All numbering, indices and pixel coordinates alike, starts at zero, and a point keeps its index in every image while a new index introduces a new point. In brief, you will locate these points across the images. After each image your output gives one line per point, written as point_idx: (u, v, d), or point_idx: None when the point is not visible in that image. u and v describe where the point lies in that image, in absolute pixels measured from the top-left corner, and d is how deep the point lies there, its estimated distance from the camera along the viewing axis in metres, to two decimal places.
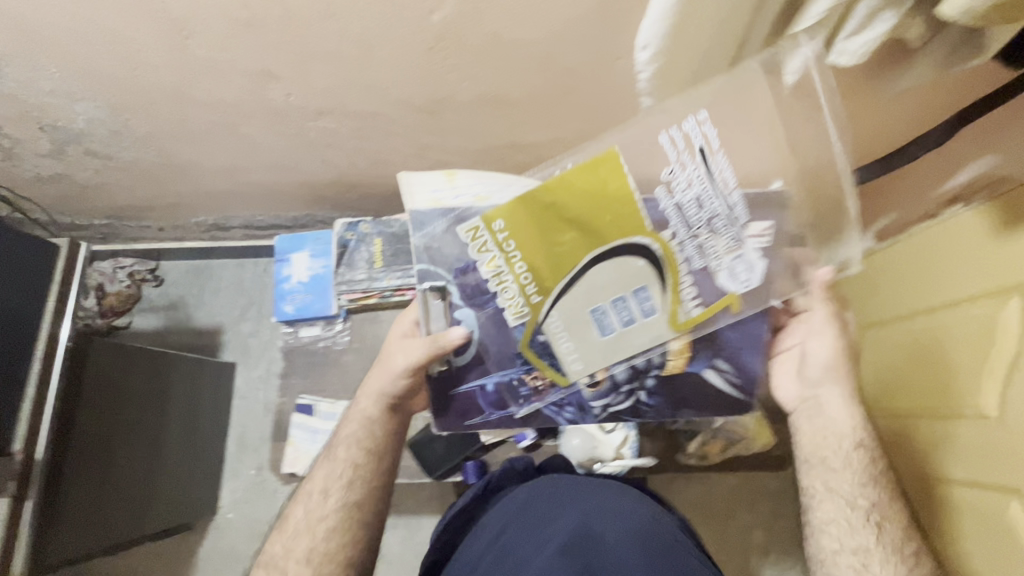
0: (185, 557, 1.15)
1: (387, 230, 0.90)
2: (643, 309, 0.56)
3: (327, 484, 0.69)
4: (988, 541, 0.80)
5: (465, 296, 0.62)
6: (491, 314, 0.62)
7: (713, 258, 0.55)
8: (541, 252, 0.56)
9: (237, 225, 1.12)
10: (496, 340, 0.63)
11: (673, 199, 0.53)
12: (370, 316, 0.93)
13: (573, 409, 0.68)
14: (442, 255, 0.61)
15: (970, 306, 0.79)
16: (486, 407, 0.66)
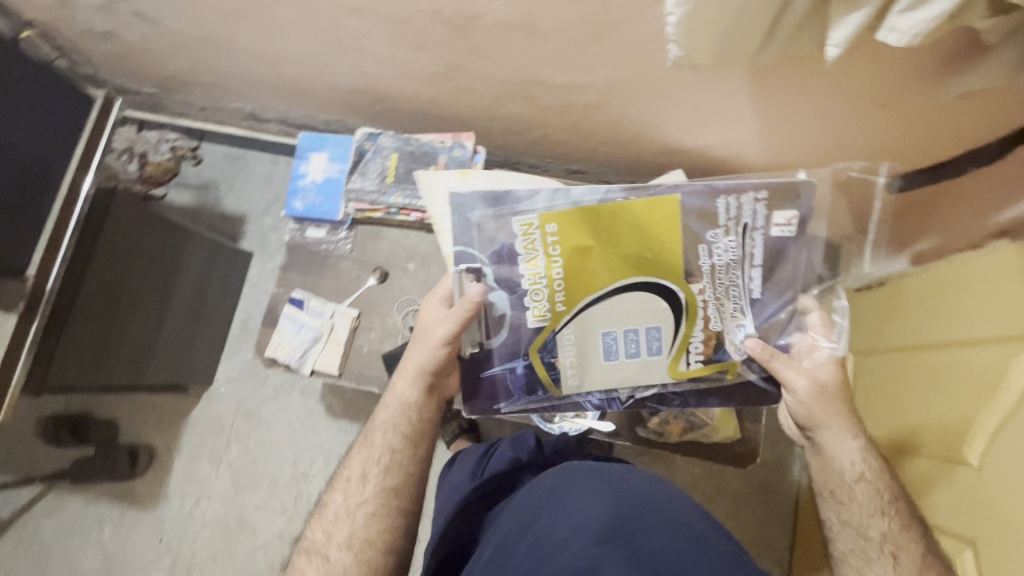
0: (177, 417, 1.25)
1: (405, 147, 0.90)
2: (649, 348, 0.71)
3: (363, 469, 0.71)
4: None
5: (499, 282, 0.69)
6: (517, 314, 0.70)
7: (723, 318, 0.70)
8: (578, 267, 0.67)
9: (273, 118, 1.13)
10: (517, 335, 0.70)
11: (710, 260, 0.68)
12: (373, 231, 0.95)
13: (600, 397, 0.74)
14: (488, 237, 0.68)
15: (985, 348, 0.73)
16: (515, 390, 0.74)
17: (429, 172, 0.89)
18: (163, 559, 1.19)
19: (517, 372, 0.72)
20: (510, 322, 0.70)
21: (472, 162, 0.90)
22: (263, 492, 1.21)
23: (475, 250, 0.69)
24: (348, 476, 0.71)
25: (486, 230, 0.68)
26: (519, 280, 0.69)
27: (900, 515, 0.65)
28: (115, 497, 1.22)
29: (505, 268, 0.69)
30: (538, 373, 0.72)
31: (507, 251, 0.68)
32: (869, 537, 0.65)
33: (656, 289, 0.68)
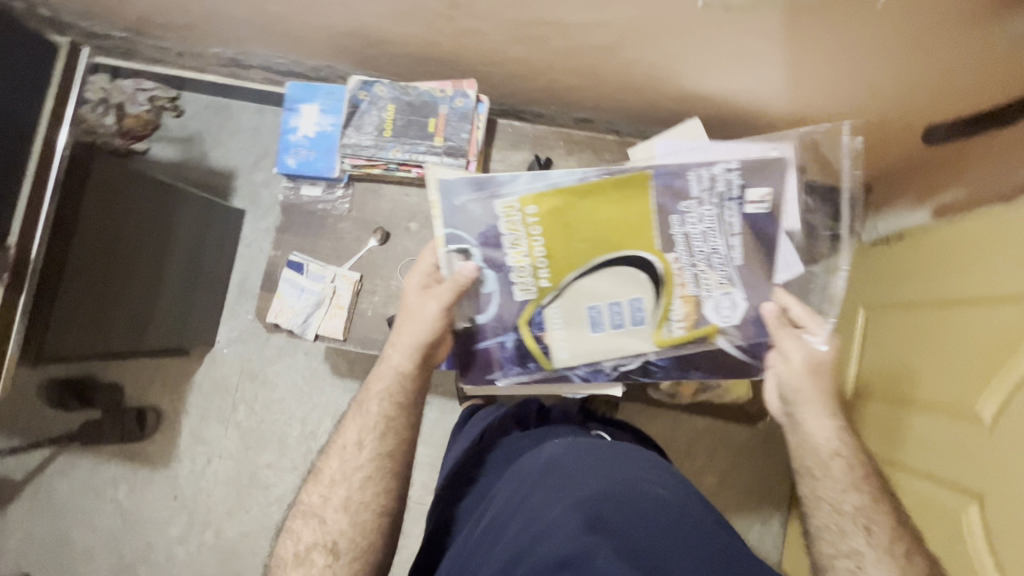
0: (182, 380, 1.25)
1: (403, 97, 0.84)
2: (634, 319, 0.73)
3: (359, 437, 0.68)
4: (942, 545, 0.76)
5: (488, 262, 0.71)
6: (505, 289, 0.73)
7: (705, 289, 0.71)
8: (560, 245, 0.70)
9: (257, 65, 1.05)
10: (508, 310, 0.74)
11: (684, 229, 0.69)
12: (372, 189, 0.91)
13: (586, 367, 0.77)
14: (473, 219, 0.69)
15: (1002, 310, 0.72)
16: (505, 361, 0.77)
17: (429, 124, 0.83)
18: (180, 515, 1.22)
19: (507, 347, 0.76)
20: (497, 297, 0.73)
21: (475, 112, 0.84)
22: (273, 451, 1.23)
23: (463, 233, 0.70)
24: (343, 445, 0.69)
25: (471, 214, 0.69)
26: (504, 260, 0.71)
27: (872, 488, 0.63)
28: (126, 457, 1.24)
29: (492, 251, 0.71)
30: (528, 346, 0.75)
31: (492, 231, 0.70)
32: (843, 511, 0.62)
33: (637, 262, 0.70)
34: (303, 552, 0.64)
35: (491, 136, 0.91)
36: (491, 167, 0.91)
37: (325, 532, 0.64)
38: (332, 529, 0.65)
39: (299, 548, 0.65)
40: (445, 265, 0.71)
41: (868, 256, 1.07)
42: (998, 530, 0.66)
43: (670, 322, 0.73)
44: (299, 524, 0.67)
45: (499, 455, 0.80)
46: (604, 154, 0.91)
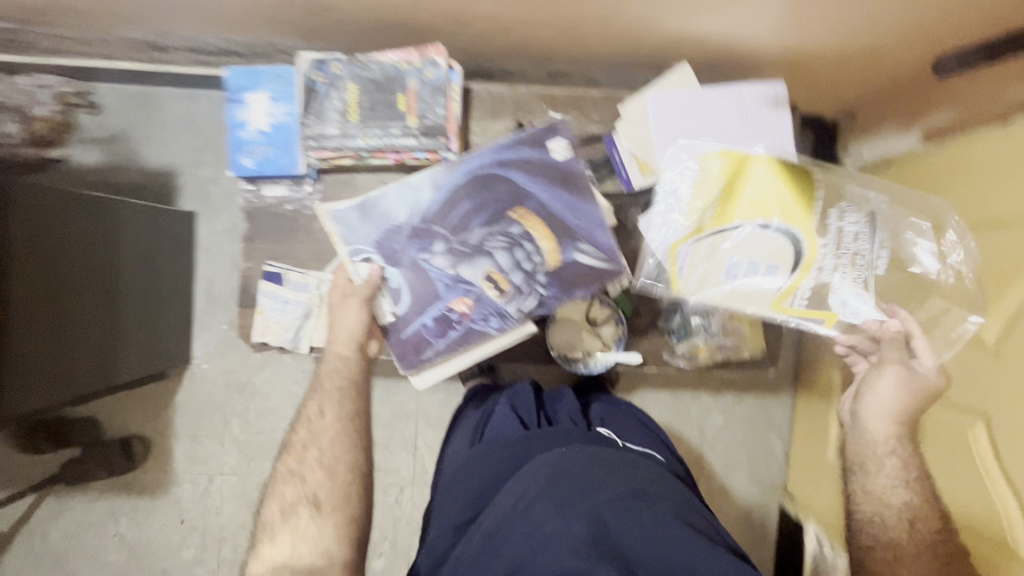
0: (164, 403, 1.17)
1: (364, 74, 0.74)
2: (511, 258, 0.77)
3: (320, 411, 0.76)
4: (949, 464, 0.79)
5: (385, 258, 0.77)
6: (411, 269, 0.77)
7: (839, 277, 0.73)
8: (741, 199, 0.73)
9: (179, 45, 0.91)
10: (416, 288, 0.77)
11: (836, 224, 0.73)
12: (344, 180, 0.82)
13: (496, 317, 0.77)
14: (364, 231, 0.76)
15: (1003, 233, 0.73)
16: (434, 338, 0.78)
17: (399, 102, 0.75)
18: (192, 537, 1.18)
19: (428, 323, 0.78)
20: (400, 285, 0.77)
21: (448, 82, 0.76)
22: (277, 460, 1.18)
23: (360, 244, 0.76)
24: (310, 421, 0.75)
25: (359, 230, 0.76)
26: (388, 247, 0.77)
27: (919, 487, 0.74)
28: (120, 490, 1.17)
29: (385, 248, 0.77)
30: (444, 316, 0.77)
31: (391, 234, 0.77)
32: (889, 505, 0.74)
33: (788, 235, 0.72)
34: (288, 508, 0.71)
35: (467, 106, 0.83)
36: (471, 140, 0.83)
37: (305, 490, 0.72)
38: (309, 485, 0.72)
39: (284, 505, 0.72)
40: (354, 275, 0.77)
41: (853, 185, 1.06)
42: (1006, 443, 0.70)
43: (533, 254, 0.77)
44: (284, 486, 0.73)
45: (499, 447, 0.74)
46: (592, 113, 0.84)
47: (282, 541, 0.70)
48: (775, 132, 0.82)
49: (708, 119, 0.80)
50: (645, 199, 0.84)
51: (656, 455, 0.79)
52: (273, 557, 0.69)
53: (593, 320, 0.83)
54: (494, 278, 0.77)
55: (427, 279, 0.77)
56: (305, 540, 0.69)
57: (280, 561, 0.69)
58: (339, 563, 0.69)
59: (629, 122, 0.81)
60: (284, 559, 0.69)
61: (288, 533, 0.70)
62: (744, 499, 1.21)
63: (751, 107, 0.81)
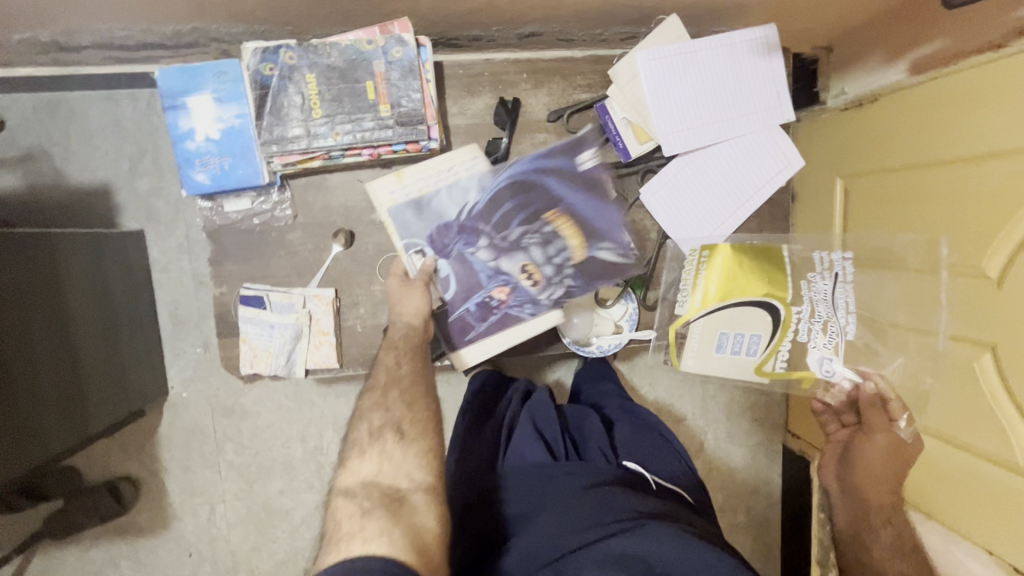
0: (145, 438, 1.09)
1: (322, 61, 0.65)
2: (544, 252, 0.72)
3: (397, 360, 0.68)
4: (952, 400, 0.82)
5: (438, 250, 0.72)
6: (460, 257, 0.72)
7: (811, 339, 0.73)
8: (723, 279, 0.73)
9: (86, 41, 0.78)
10: (465, 275, 0.72)
11: (810, 290, 0.72)
12: (314, 183, 0.74)
13: (530, 308, 0.73)
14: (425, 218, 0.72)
15: (1008, 164, 0.72)
16: (478, 324, 0.73)
17: (368, 90, 0.66)
18: (202, 568, 1.13)
19: (473, 309, 0.73)
20: (451, 274, 0.72)
21: (420, 61, 0.67)
22: (281, 478, 1.13)
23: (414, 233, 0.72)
24: (388, 365, 0.68)
25: (416, 222, 0.72)
26: (439, 233, 0.72)
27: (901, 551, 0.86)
28: (116, 534, 1.10)
29: (439, 239, 0.72)
30: (485, 305, 0.73)
31: (442, 230, 0.72)
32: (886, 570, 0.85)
33: (769, 305, 0.71)
34: (376, 431, 0.63)
35: (440, 85, 0.74)
36: (451, 122, 0.75)
37: (390, 417, 0.64)
38: (395, 412, 0.65)
39: (372, 429, 0.64)
40: (409, 266, 0.72)
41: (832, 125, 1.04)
42: (1013, 375, 0.72)
43: (562, 251, 0.72)
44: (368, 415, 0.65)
45: (523, 477, 0.69)
46: (577, 78, 0.77)
47: (371, 461, 0.62)
48: (770, 84, 0.78)
49: (703, 75, 0.75)
50: (643, 167, 0.78)
51: (680, 490, 0.75)
52: (359, 476, 0.61)
53: (602, 302, 0.79)
54: (529, 269, 0.72)
55: (470, 269, 0.72)
56: (390, 462, 0.62)
57: (354, 485, 0.61)
58: (424, 488, 0.61)
59: (620, 85, 0.75)
60: (372, 477, 0.61)
61: (370, 462, 0.62)
62: (752, 443, 1.25)
63: (745, 58, 0.76)
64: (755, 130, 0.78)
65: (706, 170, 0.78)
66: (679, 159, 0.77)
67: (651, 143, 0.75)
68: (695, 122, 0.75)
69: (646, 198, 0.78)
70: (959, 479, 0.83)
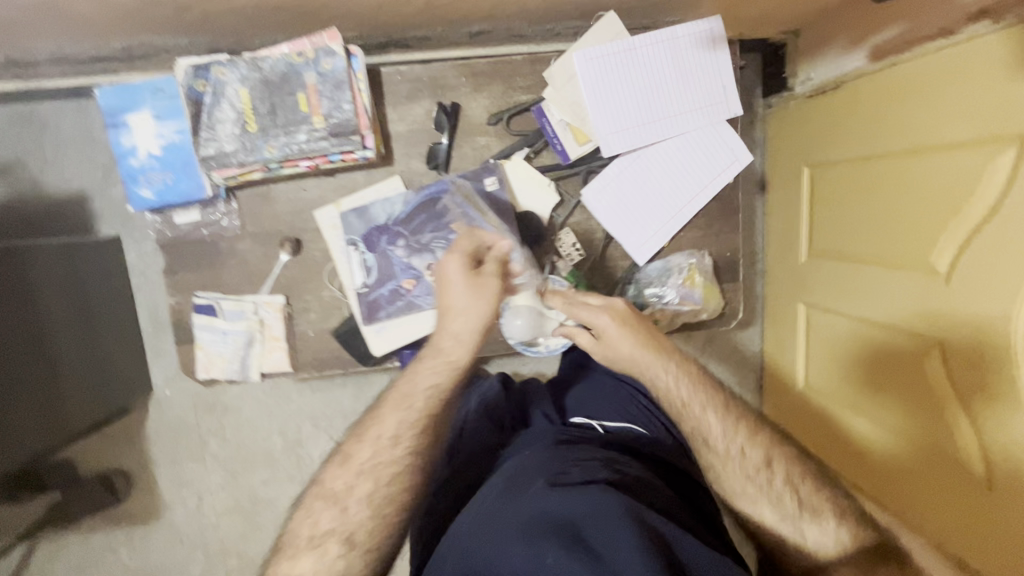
0: (134, 433, 1.14)
1: (255, 74, 0.66)
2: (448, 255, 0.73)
3: (396, 432, 0.64)
4: (903, 392, 0.81)
5: (368, 244, 0.75)
6: (383, 253, 0.74)
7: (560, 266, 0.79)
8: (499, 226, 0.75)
9: (44, 58, 0.80)
10: (383, 266, 0.74)
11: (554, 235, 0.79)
12: (260, 194, 0.75)
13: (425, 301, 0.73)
14: (369, 217, 0.75)
15: (961, 155, 0.69)
16: (386, 307, 0.74)
17: (300, 103, 0.67)
18: (194, 553, 1.19)
19: (385, 294, 0.74)
20: (374, 265, 0.74)
21: (350, 72, 0.68)
22: (264, 470, 1.18)
23: (353, 235, 0.75)
24: (378, 434, 0.64)
25: (354, 223, 0.75)
26: (369, 231, 0.75)
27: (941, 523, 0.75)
28: (114, 523, 1.17)
29: (374, 236, 0.75)
30: (393, 294, 0.74)
31: (376, 232, 0.75)
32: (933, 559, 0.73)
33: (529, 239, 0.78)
34: (318, 536, 0.59)
35: (377, 92, 0.75)
36: (390, 130, 0.76)
37: (344, 519, 0.60)
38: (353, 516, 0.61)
39: (314, 531, 0.60)
40: (349, 262, 0.75)
41: (797, 114, 1.02)
42: (959, 370, 0.71)
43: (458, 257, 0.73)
44: (319, 505, 0.62)
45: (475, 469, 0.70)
46: (517, 80, 0.76)
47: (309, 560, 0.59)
48: (715, 76, 0.76)
49: (643, 72, 0.74)
50: (585, 168, 0.76)
51: (637, 428, 0.73)
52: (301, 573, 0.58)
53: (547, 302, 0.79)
54: (432, 268, 0.73)
55: (386, 261, 0.74)
56: (328, 567, 0.58)
57: None
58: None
59: (556, 85, 0.74)
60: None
61: (311, 559, 0.59)
62: None
63: (687, 53, 0.75)
64: (700, 125, 0.76)
65: (650, 169, 0.77)
66: (621, 158, 0.76)
67: (590, 144, 0.75)
68: (634, 121, 0.74)
69: (588, 200, 0.77)
70: (911, 468, 0.81)
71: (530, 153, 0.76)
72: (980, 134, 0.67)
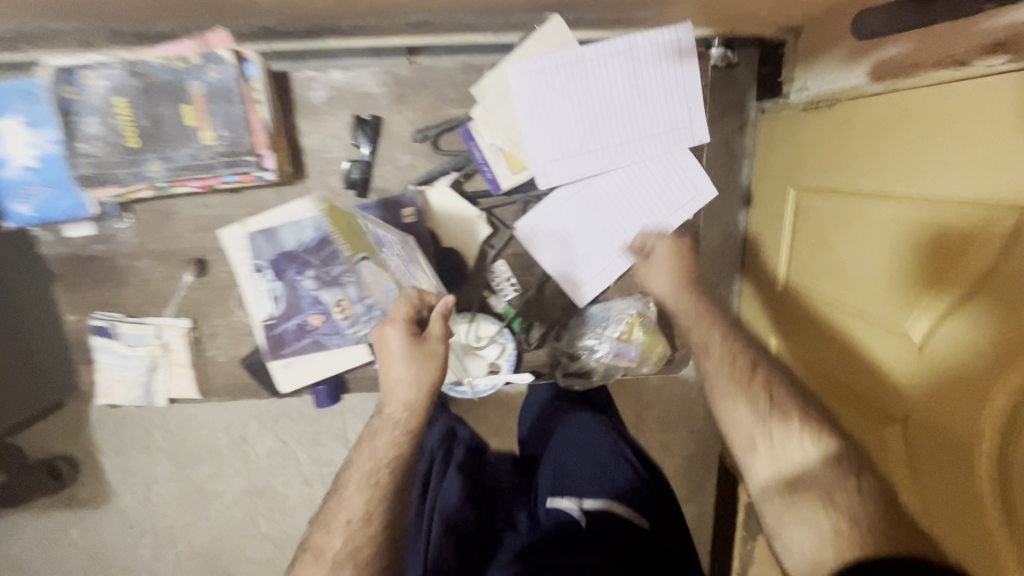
0: (78, 422, 1.13)
1: (131, 80, 0.57)
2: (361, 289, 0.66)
3: (365, 508, 0.57)
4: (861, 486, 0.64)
5: (276, 272, 0.68)
6: (291, 283, 0.67)
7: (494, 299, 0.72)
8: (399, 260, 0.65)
9: None
10: (292, 297, 0.67)
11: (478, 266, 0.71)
12: (159, 210, 0.68)
13: (336, 338, 0.68)
14: (278, 241, 0.68)
15: (953, 209, 0.50)
16: (293, 342, 0.68)
17: (185, 115, 0.58)
18: (144, 538, 1.20)
19: (290, 329, 0.67)
20: (281, 296, 0.68)
21: (243, 81, 0.59)
22: (210, 463, 1.17)
23: (259, 259, 0.68)
24: (348, 520, 0.57)
25: (260, 246, 0.68)
26: (277, 257, 0.67)
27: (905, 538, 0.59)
28: (63, 505, 1.17)
29: (283, 263, 0.68)
30: (301, 329, 0.67)
31: (285, 258, 0.67)
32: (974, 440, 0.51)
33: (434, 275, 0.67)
34: None
35: (286, 100, 0.65)
36: (302, 143, 0.67)
37: None
38: None
39: None
40: (256, 290, 0.68)
41: (791, 128, 0.82)
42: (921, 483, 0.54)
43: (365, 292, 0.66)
44: None
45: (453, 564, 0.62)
46: (447, 92, 0.66)
47: None
48: (678, 96, 0.65)
49: (590, 91, 0.64)
50: (522, 199, 0.68)
51: (618, 514, 0.59)
52: None
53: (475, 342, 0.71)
54: (343, 303, 0.66)
55: (293, 292, 0.67)
56: None
57: None
58: None
59: (489, 102, 0.65)
60: None
61: None
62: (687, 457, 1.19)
63: (644, 69, 0.64)
64: (655, 155, 0.67)
65: (596, 201, 0.68)
66: (564, 188, 0.68)
67: (526, 172, 0.66)
68: (578, 149, 0.65)
69: (523, 233, 0.69)
70: None
71: (459, 178, 0.67)
72: (979, 185, 0.48)
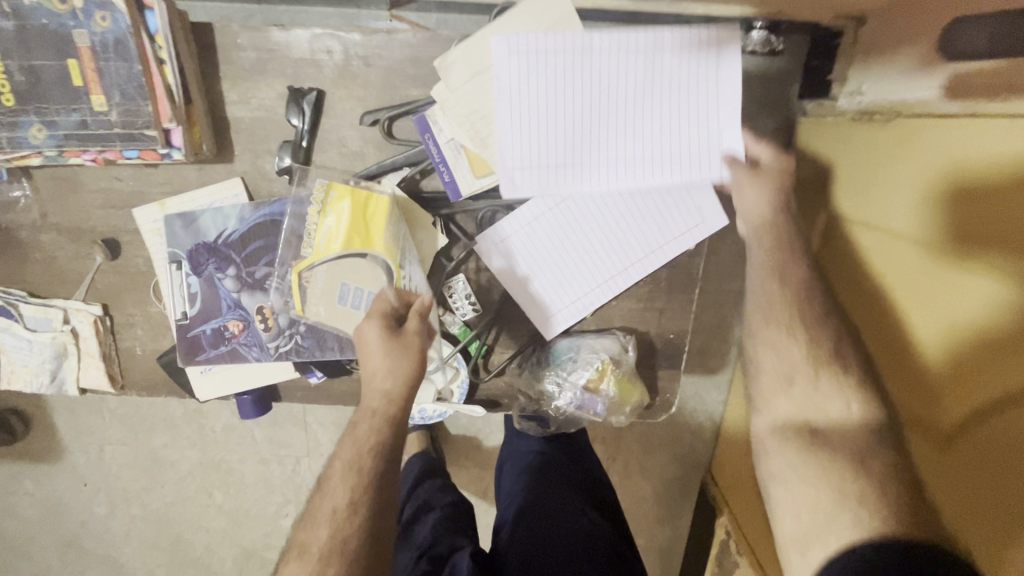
0: None
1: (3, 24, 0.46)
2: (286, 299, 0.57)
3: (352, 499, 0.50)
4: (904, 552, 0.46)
5: (193, 267, 0.57)
6: (211, 281, 0.58)
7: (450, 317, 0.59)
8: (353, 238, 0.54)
9: None
10: (210, 299, 0.58)
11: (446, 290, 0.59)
12: (65, 178, 0.58)
13: (256, 349, 0.58)
14: (195, 229, 0.57)
15: None
16: (208, 348, 0.59)
17: (72, 73, 0.47)
18: (97, 497, 1.16)
19: (207, 333, 0.58)
20: (198, 295, 0.58)
21: (146, 37, 0.48)
22: (165, 431, 1.11)
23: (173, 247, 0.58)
24: (333, 510, 0.49)
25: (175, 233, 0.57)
26: (194, 249, 0.57)
27: None
28: (16, 457, 1.14)
29: (201, 255, 0.58)
30: (219, 333, 0.58)
31: (204, 250, 0.57)
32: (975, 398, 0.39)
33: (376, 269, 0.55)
34: None
35: (210, 60, 0.54)
36: (229, 113, 0.55)
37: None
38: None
39: None
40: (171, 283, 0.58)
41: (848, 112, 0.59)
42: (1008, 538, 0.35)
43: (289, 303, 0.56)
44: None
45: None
46: (406, 68, 0.55)
47: None
48: (701, 104, 0.52)
49: (582, 83, 0.51)
50: (486, 207, 0.57)
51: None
52: None
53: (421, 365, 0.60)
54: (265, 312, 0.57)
55: (212, 290, 0.58)
56: None
57: None
58: None
59: (454, 83, 0.52)
60: None
61: None
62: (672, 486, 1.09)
63: (660, 68, 0.51)
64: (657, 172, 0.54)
65: (577, 218, 0.56)
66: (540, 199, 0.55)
67: (491, 178, 0.55)
68: (560, 155, 0.53)
69: (486, 246, 0.57)
70: None
71: (412, 175, 0.57)
72: None
